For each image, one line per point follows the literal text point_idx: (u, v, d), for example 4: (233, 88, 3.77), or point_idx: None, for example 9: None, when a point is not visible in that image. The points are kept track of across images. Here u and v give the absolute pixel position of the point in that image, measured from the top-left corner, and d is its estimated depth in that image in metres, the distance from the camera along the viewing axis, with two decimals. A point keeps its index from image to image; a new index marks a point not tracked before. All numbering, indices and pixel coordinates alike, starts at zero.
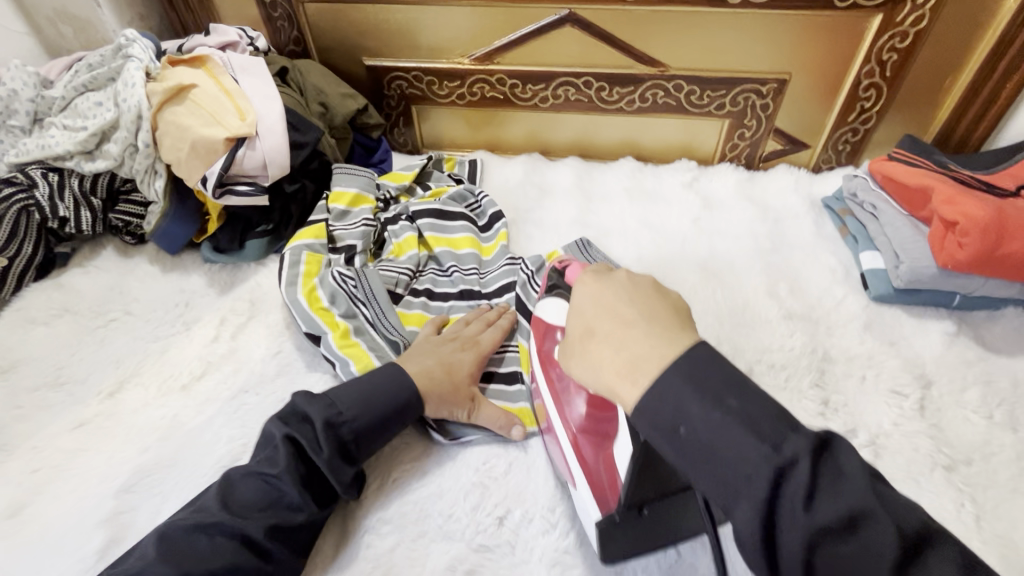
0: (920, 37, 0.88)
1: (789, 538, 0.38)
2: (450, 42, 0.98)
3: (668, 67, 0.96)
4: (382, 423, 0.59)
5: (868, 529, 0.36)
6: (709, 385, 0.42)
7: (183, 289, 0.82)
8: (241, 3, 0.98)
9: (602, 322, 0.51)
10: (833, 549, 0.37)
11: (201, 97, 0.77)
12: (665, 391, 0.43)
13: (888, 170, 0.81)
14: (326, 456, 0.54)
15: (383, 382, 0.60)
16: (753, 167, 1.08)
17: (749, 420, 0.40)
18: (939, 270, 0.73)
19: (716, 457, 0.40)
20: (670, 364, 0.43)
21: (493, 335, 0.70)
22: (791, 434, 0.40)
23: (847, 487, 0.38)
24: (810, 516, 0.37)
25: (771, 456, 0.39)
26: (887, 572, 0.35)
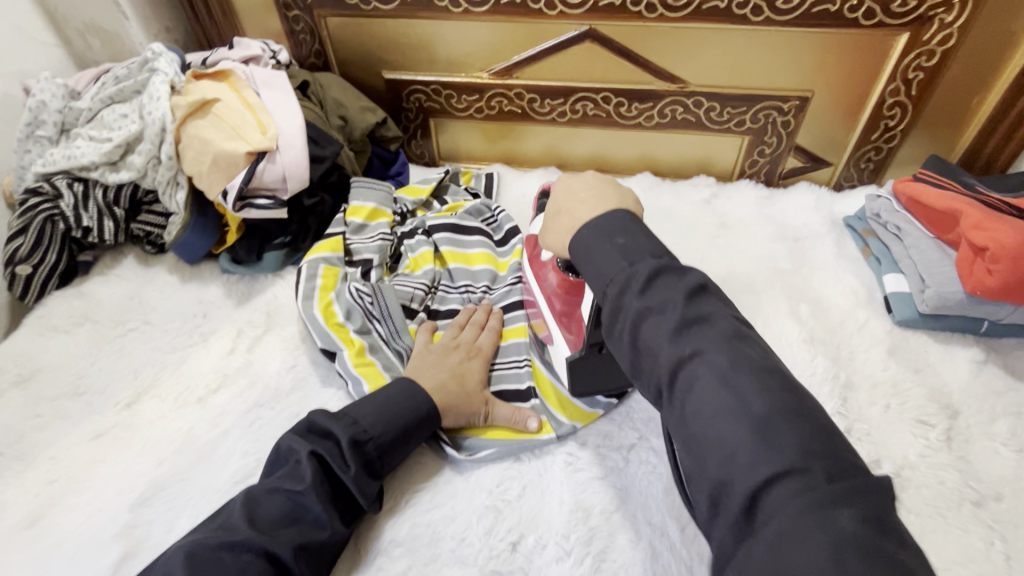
0: (947, 56, 0.86)
1: (652, 350, 0.45)
2: (469, 56, 0.98)
3: (688, 84, 0.95)
4: (405, 438, 0.59)
5: (707, 340, 0.44)
6: (633, 285, 0.47)
7: (201, 300, 0.82)
8: (265, 17, 1.00)
9: (566, 201, 0.59)
10: (694, 369, 0.43)
11: (225, 111, 0.78)
12: (584, 234, 0.52)
13: (915, 191, 0.79)
14: (352, 475, 0.54)
15: (405, 397, 0.61)
16: (772, 184, 1.07)
17: (625, 248, 0.50)
18: (967, 296, 0.71)
19: (601, 271, 0.50)
20: (592, 225, 0.52)
21: (491, 338, 0.72)
22: (686, 293, 0.47)
23: (673, 288, 0.47)
24: (675, 347, 0.44)
25: (674, 344, 0.44)
26: (713, 374, 0.42)
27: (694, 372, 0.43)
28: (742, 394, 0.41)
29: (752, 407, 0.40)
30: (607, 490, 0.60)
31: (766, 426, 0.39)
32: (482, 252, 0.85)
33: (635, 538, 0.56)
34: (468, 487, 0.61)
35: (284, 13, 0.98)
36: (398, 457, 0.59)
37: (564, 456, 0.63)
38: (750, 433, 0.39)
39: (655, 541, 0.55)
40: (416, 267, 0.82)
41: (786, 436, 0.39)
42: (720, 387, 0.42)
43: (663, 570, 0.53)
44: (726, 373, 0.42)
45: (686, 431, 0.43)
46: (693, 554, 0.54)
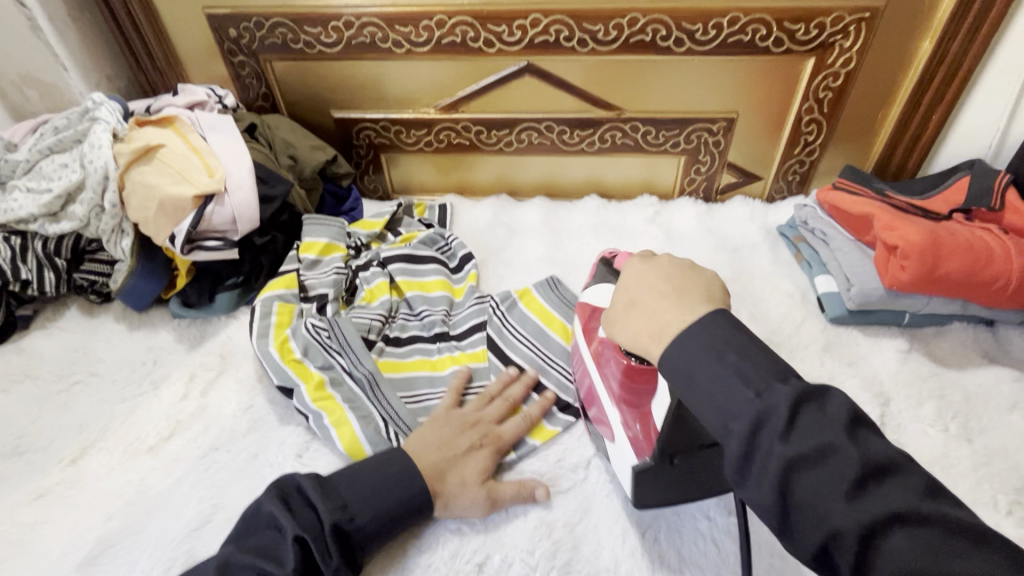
0: (850, 76, 0.95)
1: (728, 420, 0.43)
2: (416, 93, 1.02)
3: (624, 111, 1.01)
4: (390, 528, 0.55)
5: (788, 410, 0.41)
6: (751, 413, 0.42)
7: (151, 346, 0.80)
8: (210, 63, 1.01)
9: (643, 293, 0.56)
10: (814, 481, 0.39)
11: (170, 156, 0.79)
12: (675, 350, 0.47)
13: (835, 200, 0.87)
14: (334, 566, 0.51)
15: (400, 481, 0.57)
16: (711, 200, 1.13)
17: (742, 368, 0.44)
18: (887, 291, 0.77)
19: (718, 403, 0.44)
20: (685, 324, 0.48)
21: (516, 426, 0.65)
22: (763, 369, 0.44)
23: (772, 379, 0.43)
24: (793, 451, 0.40)
25: (790, 444, 0.40)
26: (858, 501, 0.37)
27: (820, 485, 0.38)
28: (892, 507, 0.37)
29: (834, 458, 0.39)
30: (569, 504, 0.61)
31: (931, 544, 0.34)
32: (437, 279, 0.87)
33: (598, 550, 0.57)
34: (437, 526, 0.59)
35: (230, 58, 1.00)
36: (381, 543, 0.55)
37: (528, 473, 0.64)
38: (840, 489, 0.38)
39: (617, 549, 0.57)
40: (373, 298, 0.83)
41: (953, 557, 0.34)
42: (850, 502, 0.38)
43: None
44: (862, 479, 0.38)
45: (822, 552, 0.38)
46: (654, 557, 0.56)
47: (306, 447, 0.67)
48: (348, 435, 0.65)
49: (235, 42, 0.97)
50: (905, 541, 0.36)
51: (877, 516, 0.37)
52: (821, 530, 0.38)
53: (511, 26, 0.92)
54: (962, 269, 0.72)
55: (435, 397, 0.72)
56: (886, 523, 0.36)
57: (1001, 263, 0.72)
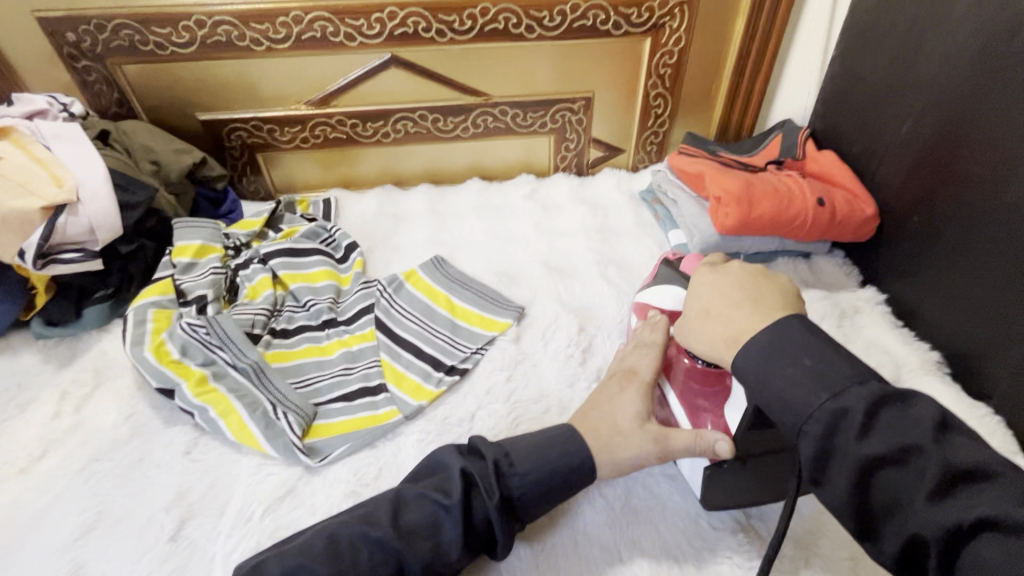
0: (682, 53, 1.08)
1: (842, 460, 0.44)
2: (285, 90, 1.02)
3: (491, 96, 1.08)
4: (547, 493, 0.56)
5: (925, 463, 0.41)
6: (848, 425, 0.44)
7: (14, 371, 0.76)
8: (50, 70, 0.95)
9: (716, 301, 0.56)
10: (894, 480, 0.42)
11: (9, 169, 0.75)
12: (745, 360, 0.50)
13: (680, 164, 0.99)
14: (496, 502, 0.53)
15: (562, 444, 0.58)
16: (584, 173, 1.23)
17: (817, 373, 0.46)
18: (720, 237, 0.90)
19: (788, 404, 0.47)
20: (768, 330, 0.50)
21: (649, 360, 0.63)
22: (857, 385, 0.45)
23: (909, 426, 0.43)
24: (938, 511, 0.40)
25: (931, 505, 0.40)
26: (943, 505, 0.40)
27: (976, 545, 0.38)
28: (982, 511, 0.39)
29: (991, 522, 0.38)
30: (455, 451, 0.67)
31: None
32: (321, 269, 0.89)
33: None
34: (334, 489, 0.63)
35: (72, 64, 0.95)
36: (545, 502, 0.56)
37: (416, 434, 0.69)
38: (997, 552, 0.37)
39: None
40: (254, 293, 0.84)
41: None
42: (935, 506, 0.40)
43: None
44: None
45: None
46: None
47: (194, 444, 0.68)
48: (235, 422, 0.68)
49: (76, 47, 0.93)
50: (998, 546, 0.37)
51: (970, 519, 0.39)
52: (904, 532, 0.41)
53: (369, 20, 0.95)
54: (771, 211, 0.86)
55: (324, 380, 0.75)
56: (979, 528, 0.38)
57: (800, 204, 0.87)
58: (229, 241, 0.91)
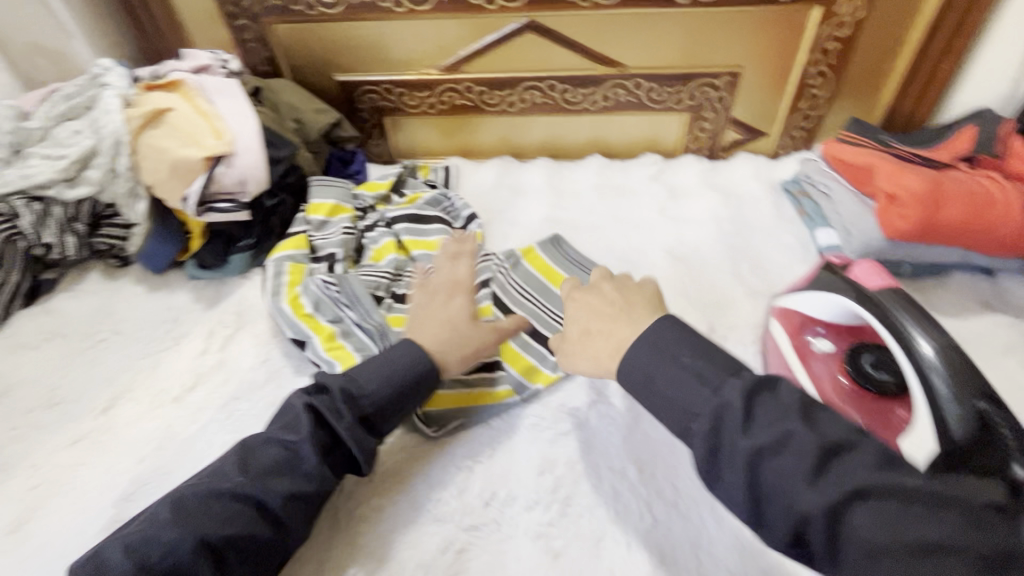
0: (858, 25, 0.93)
1: (737, 458, 0.43)
2: (419, 54, 1.02)
3: (626, 67, 1.01)
4: (400, 399, 0.59)
5: (805, 445, 0.41)
6: (731, 418, 0.44)
7: (170, 306, 0.84)
8: (212, 28, 1.02)
9: (593, 319, 0.58)
10: (782, 467, 0.41)
11: (178, 119, 0.81)
12: (634, 359, 0.50)
13: (840, 154, 0.87)
14: (347, 424, 0.55)
15: (399, 356, 0.61)
16: (716, 157, 1.13)
17: (699, 370, 0.47)
18: (887, 242, 0.78)
19: (677, 403, 0.47)
20: (646, 337, 0.51)
21: (451, 270, 0.72)
22: (731, 378, 0.46)
23: (779, 415, 0.43)
24: (820, 492, 0.39)
25: (814, 487, 0.40)
26: (822, 483, 0.40)
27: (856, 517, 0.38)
28: (858, 483, 0.39)
29: (865, 495, 0.38)
30: (571, 443, 0.63)
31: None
32: (442, 239, 0.89)
33: (599, 482, 0.60)
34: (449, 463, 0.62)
35: (231, 22, 1.00)
36: (395, 415, 0.59)
37: (531, 417, 0.66)
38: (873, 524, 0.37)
39: (616, 483, 0.59)
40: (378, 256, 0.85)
41: None
42: (817, 487, 0.40)
43: (623, 507, 0.58)
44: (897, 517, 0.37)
45: None
46: (651, 491, 0.59)
47: None
48: None
49: (236, 6, 0.98)
50: (872, 514, 0.38)
51: (842, 492, 0.39)
52: (788, 519, 0.40)
53: None
54: (959, 217, 0.74)
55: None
56: (853, 501, 0.39)
57: (997, 212, 0.74)
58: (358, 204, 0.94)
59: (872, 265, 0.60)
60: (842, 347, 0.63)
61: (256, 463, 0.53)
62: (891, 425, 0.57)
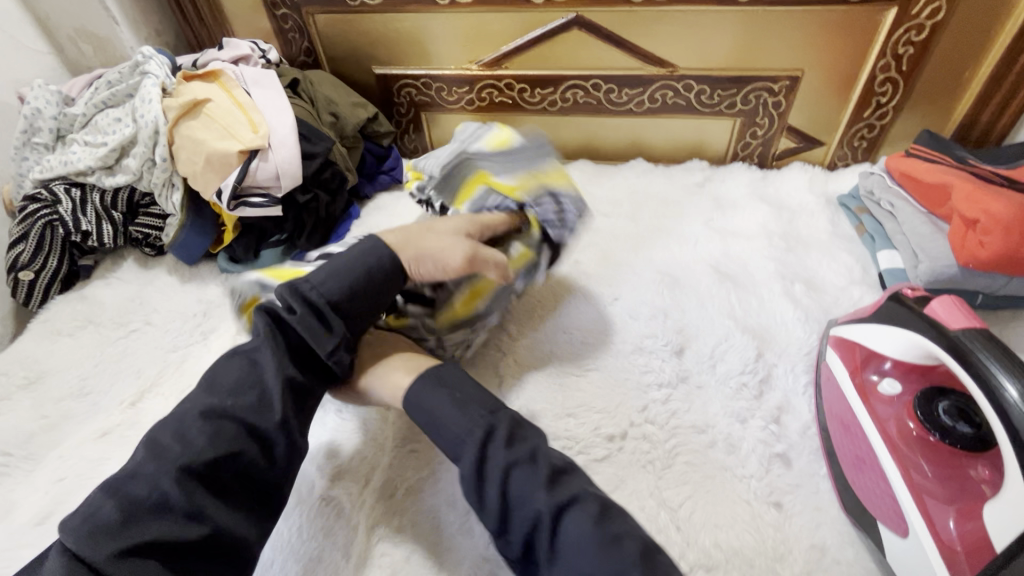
0: (938, 29, 0.85)
1: (493, 473, 0.49)
2: (460, 49, 0.98)
3: (677, 68, 0.95)
4: (355, 295, 0.57)
5: (544, 461, 0.49)
6: (495, 437, 0.50)
7: (201, 299, 0.84)
8: (253, 16, 1.00)
9: (392, 358, 0.61)
10: (524, 478, 0.48)
11: (215, 111, 0.80)
12: (418, 389, 0.55)
13: (912, 168, 0.80)
14: (298, 318, 0.54)
15: (361, 260, 0.58)
16: (766, 166, 1.06)
17: (464, 399, 0.53)
18: (962, 270, 0.71)
19: (443, 428, 0.52)
20: (428, 377, 0.56)
21: (441, 233, 0.63)
22: (494, 412, 0.53)
23: (538, 445, 0.51)
24: (552, 495, 0.47)
25: (550, 492, 0.47)
26: (556, 490, 0.47)
27: (569, 533, 0.45)
28: (575, 494, 0.47)
29: (578, 505, 0.47)
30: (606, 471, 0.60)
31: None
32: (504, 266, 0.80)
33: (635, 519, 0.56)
34: None
35: (273, 11, 0.98)
36: (349, 305, 0.57)
37: (563, 441, 0.62)
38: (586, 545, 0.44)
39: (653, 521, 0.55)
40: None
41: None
42: (552, 492, 0.47)
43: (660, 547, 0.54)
44: (600, 521, 0.46)
45: None
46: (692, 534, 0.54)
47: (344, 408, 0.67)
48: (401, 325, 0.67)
49: None
50: (584, 519, 0.46)
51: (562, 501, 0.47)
52: (530, 523, 0.47)
53: None
54: None
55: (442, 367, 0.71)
56: (569, 506, 0.47)
57: None
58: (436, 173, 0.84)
59: (952, 300, 0.54)
60: (910, 389, 0.59)
61: (220, 381, 0.53)
62: (966, 481, 0.51)
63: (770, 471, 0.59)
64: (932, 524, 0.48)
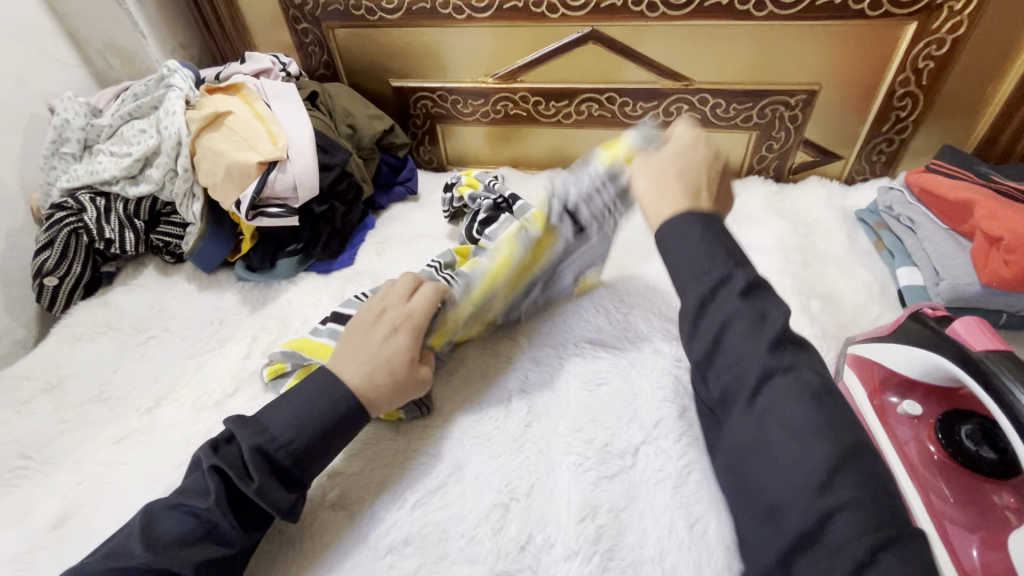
0: (958, 43, 0.84)
1: (717, 315, 0.49)
2: (475, 62, 0.99)
3: (692, 81, 0.95)
4: (324, 442, 0.56)
5: (769, 330, 0.47)
6: (730, 285, 0.49)
7: (218, 307, 0.85)
8: (275, 31, 1.03)
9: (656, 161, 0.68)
10: (741, 343, 0.48)
11: (237, 123, 0.81)
12: (677, 223, 0.54)
13: (932, 185, 0.79)
14: (256, 486, 0.52)
15: (321, 395, 0.57)
16: (782, 179, 1.05)
17: (712, 249, 0.51)
18: (984, 289, 0.69)
19: (690, 268, 0.52)
20: (693, 219, 0.53)
21: (423, 301, 0.66)
22: (737, 268, 0.51)
23: (761, 325, 0.48)
24: (738, 308, 0.49)
25: (768, 354, 0.46)
26: (776, 357, 0.46)
27: (774, 397, 0.45)
28: (790, 367, 0.46)
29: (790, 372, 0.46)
30: (615, 488, 0.59)
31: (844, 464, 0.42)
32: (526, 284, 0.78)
33: (644, 537, 0.55)
34: (482, 499, 0.59)
35: (294, 26, 1.01)
36: (316, 460, 0.56)
37: (572, 456, 0.61)
38: (801, 413, 0.44)
39: (663, 539, 0.55)
40: (453, 253, 0.82)
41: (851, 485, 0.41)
42: (768, 361, 0.46)
43: (671, 566, 0.53)
44: (815, 401, 0.45)
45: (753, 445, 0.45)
46: (703, 554, 0.53)
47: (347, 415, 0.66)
48: None
49: (300, 10, 0.98)
50: (792, 390, 0.45)
51: (780, 364, 0.46)
52: (736, 372, 0.48)
53: None
54: None
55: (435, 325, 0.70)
56: (769, 381, 0.46)
57: None
58: (502, 191, 0.84)
59: (976, 322, 0.53)
60: (930, 412, 0.57)
61: (160, 538, 0.50)
62: (989, 508, 0.50)
63: None
64: (954, 554, 0.48)
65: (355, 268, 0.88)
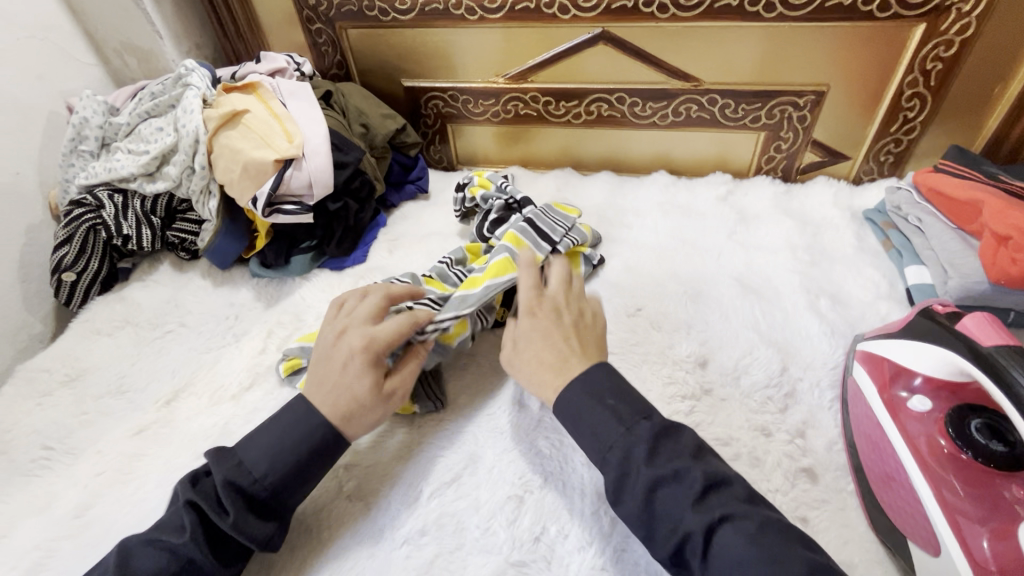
0: (967, 44, 0.84)
1: (638, 481, 0.47)
2: (486, 62, 1.00)
3: (701, 82, 0.96)
4: (301, 473, 0.55)
5: (692, 479, 0.46)
6: (636, 455, 0.48)
7: (233, 303, 0.86)
8: (289, 31, 1.04)
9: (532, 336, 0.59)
10: (671, 494, 0.45)
11: (253, 121, 0.83)
12: (570, 396, 0.53)
13: (941, 186, 0.80)
14: (231, 519, 0.51)
15: (296, 427, 0.56)
16: (790, 179, 1.06)
17: (616, 410, 0.51)
18: (992, 286, 0.70)
19: (596, 437, 0.50)
20: (577, 381, 0.54)
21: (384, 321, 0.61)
22: (643, 420, 0.50)
23: (680, 452, 0.48)
24: (653, 467, 0.47)
25: (696, 508, 0.44)
26: (705, 508, 0.44)
27: (724, 538, 0.43)
28: (728, 510, 0.44)
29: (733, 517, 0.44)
30: None
31: None
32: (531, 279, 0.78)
33: None
34: (497, 489, 0.60)
35: (308, 26, 1.02)
36: (298, 491, 0.55)
37: None
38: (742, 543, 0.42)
39: None
40: (464, 249, 0.83)
41: None
42: (700, 508, 0.44)
43: None
44: (756, 535, 0.42)
45: None
46: None
47: None
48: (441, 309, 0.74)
49: (313, 10, 1.00)
50: (737, 536, 0.43)
51: (715, 516, 0.44)
52: (675, 529, 0.45)
53: None
54: None
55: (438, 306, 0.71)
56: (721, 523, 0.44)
57: None
58: (514, 193, 0.87)
59: (986, 317, 0.53)
60: (941, 407, 0.58)
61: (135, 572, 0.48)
62: (1001, 502, 0.51)
63: (796, 485, 0.58)
64: (965, 544, 0.48)
65: (367, 265, 0.89)
